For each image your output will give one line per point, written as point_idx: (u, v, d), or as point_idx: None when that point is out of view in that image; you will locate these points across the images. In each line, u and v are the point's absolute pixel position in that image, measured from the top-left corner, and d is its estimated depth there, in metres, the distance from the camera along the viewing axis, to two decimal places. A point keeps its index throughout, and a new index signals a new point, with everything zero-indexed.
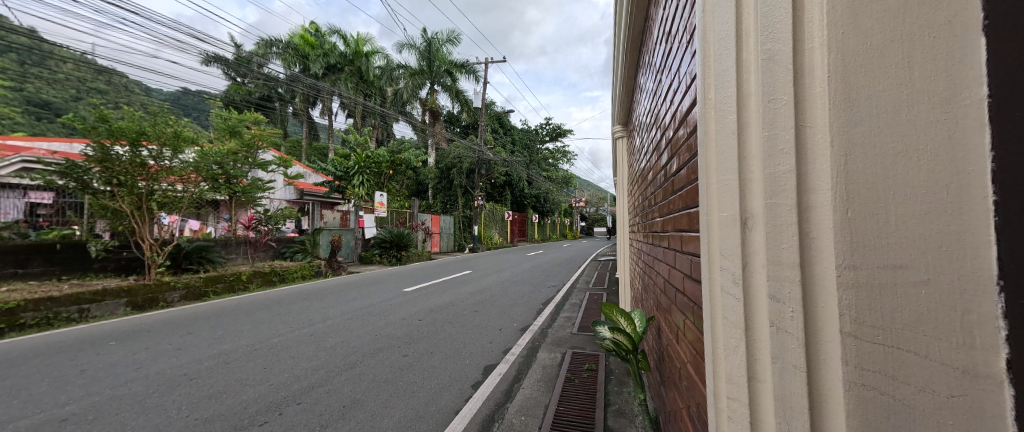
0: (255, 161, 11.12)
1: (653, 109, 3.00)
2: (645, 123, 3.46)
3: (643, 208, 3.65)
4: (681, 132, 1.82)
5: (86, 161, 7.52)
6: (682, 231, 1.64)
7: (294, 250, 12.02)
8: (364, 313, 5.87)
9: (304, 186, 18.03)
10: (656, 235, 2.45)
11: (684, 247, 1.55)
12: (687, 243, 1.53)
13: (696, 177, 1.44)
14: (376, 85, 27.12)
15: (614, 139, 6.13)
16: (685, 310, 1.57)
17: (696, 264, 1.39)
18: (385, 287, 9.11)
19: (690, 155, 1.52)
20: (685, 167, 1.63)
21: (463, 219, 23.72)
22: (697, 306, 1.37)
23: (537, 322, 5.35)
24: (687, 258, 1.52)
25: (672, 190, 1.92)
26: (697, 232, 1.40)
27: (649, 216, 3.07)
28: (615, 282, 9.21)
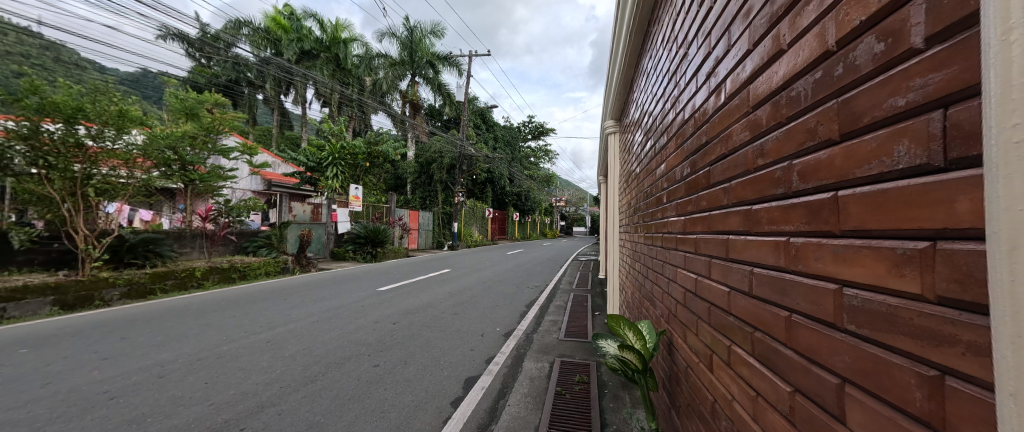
0: (215, 146, 10.21)
1: (660, 98, 2.78)
2: (649, 114, 3.23)
3: (640, 210, 3.47)
4: (721, 108, 1.57)
5: (7, 137, 6.58)
6: (732, 234, 1.44)
7: (258, 245, 11.12)
8: (332, 315, 5.35)
9: (273, 177, 16.96)
10: (669, 235, 2.22)
11: (743, 254, 1.36)
12: (745, 251, 1.35)
13: (772, 163, 1.20)
14: (354, 74, 25.96)
15: (605, 135, 5.92)
16: (737, 330, 1.37)
17: (767, 278, 1.22)
18: (358, 285, 8.54)
19: (760, 131, 1.26)
20: (745, 147, 1.39)
21: (442, 215, 23.12)
22: (768, 329, 1.19)
23: (521, 327, 5.03)
24: (746, 269, 1.34)
25: (709, 180, 1.67)
26: (769, 239, 1.20)
27: (651, 217, 2.88)
28: (598, 283, 9.04)
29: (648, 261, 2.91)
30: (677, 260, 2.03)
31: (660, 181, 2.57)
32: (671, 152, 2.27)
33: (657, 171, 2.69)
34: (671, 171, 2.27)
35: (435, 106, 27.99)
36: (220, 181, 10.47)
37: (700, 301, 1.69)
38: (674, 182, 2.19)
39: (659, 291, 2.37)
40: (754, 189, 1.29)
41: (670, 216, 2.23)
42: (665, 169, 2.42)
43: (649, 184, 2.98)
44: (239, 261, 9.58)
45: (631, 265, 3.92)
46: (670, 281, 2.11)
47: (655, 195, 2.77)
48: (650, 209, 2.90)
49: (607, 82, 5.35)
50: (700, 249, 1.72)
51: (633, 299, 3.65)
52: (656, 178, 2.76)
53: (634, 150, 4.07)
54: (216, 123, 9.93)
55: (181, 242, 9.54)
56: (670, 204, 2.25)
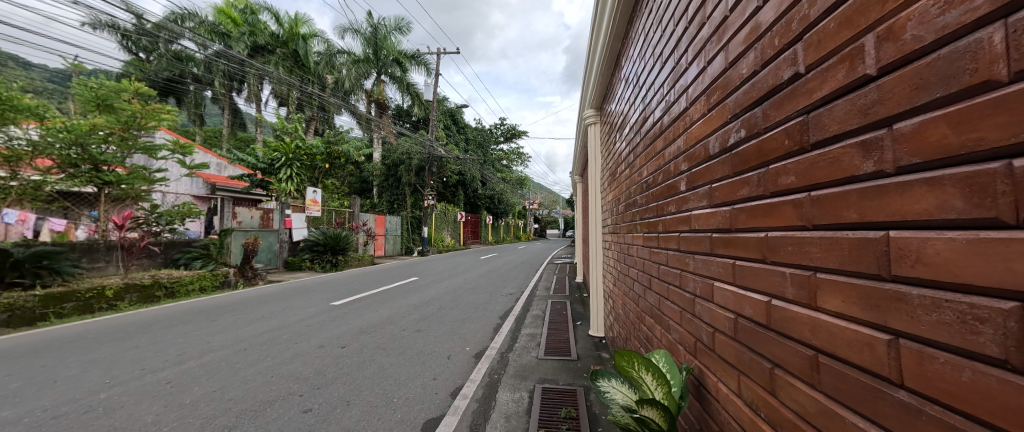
0: (138, 144, 8.65)
1: (660, 67, 2.27)
2: (642, 91, 2.71)
3: (632, 205, 3.01)
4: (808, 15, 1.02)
5: None
6: (934, 229, 0.68)
7: (193, 256, 9.58)
8: (267, 339, 4.45)
9: (219, 180, 15.30)
10: (695, 240, 1.74)
11: (977, 283, 0.61)
12: (972, 271, 0.62)
13: None
14: (314, 71, 24.30)
15: (584, 126, 5.40)
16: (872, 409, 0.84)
17: None
18: (311, 298, 7.55)
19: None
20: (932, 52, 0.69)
21: (411, 219, 21.99)
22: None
23: (495, 344, 4.38)
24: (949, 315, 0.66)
25: (806, 140, 1.04)
26: None
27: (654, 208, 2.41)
28: (576, 288, 8.55)
29: (648, 264, 2.48)
30: (712, 270, 1.58)
31: (671, 164, 2.07)
32: (693, 120, 1.78)
33: (664, 151, 2.20)
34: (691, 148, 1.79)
35: (403, 107, 26.76)
36: (146, 184, 9.03)
37: (770, 338, 1.21)
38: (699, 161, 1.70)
39: (676, 306, 1.98)
40: (991, 120, 0.58)
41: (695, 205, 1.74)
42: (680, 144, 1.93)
43: (649, 172, 2.51)
44: (165, 275, 8.20)
45: (620, 269, 3.48)
46: (699, 300, 1.68)
47: (659, 183, 2.29)
48: (652, 202, 2.46)
49: (585, 68, 4.87)
50: (772, 263, 1.20)
51: (626, 313, 3.17)
52: (661, 160, 2.26)
53: (619, 138, 3.61)
54: (139, 115, 8.45)
55: (89, 255, 8.04)
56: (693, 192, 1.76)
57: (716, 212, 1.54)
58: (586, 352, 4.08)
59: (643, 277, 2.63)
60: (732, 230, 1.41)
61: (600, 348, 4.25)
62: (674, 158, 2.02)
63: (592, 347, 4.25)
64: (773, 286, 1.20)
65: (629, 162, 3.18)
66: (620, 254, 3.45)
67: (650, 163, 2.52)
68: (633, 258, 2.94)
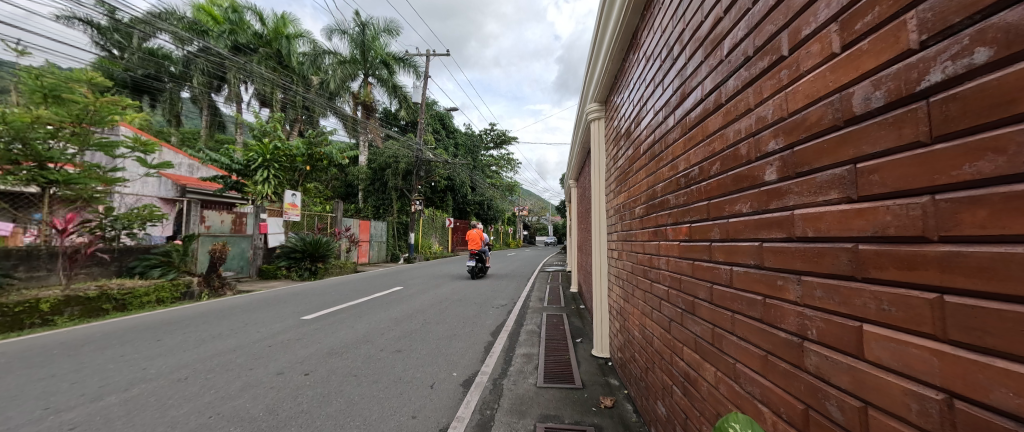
0: (91, 141, 7.78)
1: (717, 28, 1.80)
2: (681, 64, 2.21)
3: (656, 207, 2.60)
4: None
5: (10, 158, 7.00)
6: None
7: (150, 265, 8.64)
8: (218, 364, 3.77)
9: (189, 182, 14.32)
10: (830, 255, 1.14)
11: None
12: None
13: None
14: (299, 72, 23.48)
15: (586, 121, 4.90)
16: None
17: None
18: (282, 311, 6.83)
19: None
20: None
21: (398, 225, 21.32)
22: None
23: (487, 369, 3.81)
24: None
25: None
26: None
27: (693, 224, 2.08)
28: (570, 299, 8.05)
29: (686, 281, 2.13)
30: (799, 326, 1.27)
31: (737, 162, 1.67)
32: (786, 103, 1.33)
33: (721, 134, 1.80)
34: (774, 147, 1.41)
35: (391, 110, 26.09)
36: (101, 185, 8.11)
37: None
38: (787, 175, 1.34)
39: (729, 353, 1.68)
40: None
41: (771, 237, 1.42)
42: (747, 147, 1.60)
43: (694, 162, 2.08)
44: (116, 285, 7.31)
45: (634, 283, 3.03)
46: (772, 358, 1.39)
47: (709, 186, 1.91)
48: (694, 206, 2.08)
49: (589, 55, 4.37)
50: (957, 345, 0.78)
51: (647, 341, 2.65)
52: (714, 154, 1.87)
53: (631, 133, 3.20)
54: (91, 109, 7.50)
55: (27, 263, 7.06)
56: (769, 216, 1.44)
57: (821, 250, 1.17)
58: (590, 378, 3.55)
59: (676, 298, 2.25)
60: (858, 279, 1.04)
61: (607, 372, 3.72)
62: (740, 149, 1.64)
63: (598, 371, 3.73)
64: (967, 387, 0.76)
65: (650, 155, 2.73)
66: (636, 265, 2.97)
67: (696, 150, 2.07)
68: (659, 273, 2.51)
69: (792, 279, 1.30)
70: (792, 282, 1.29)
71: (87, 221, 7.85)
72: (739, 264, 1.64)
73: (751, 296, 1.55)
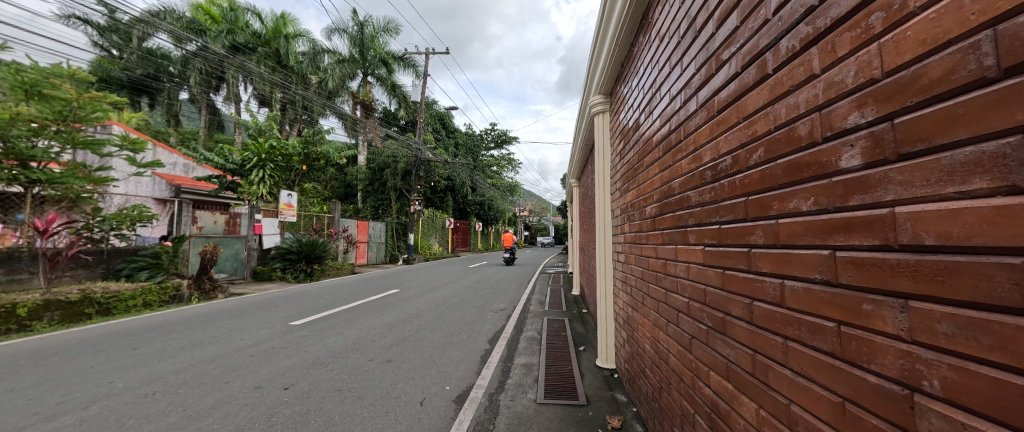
0: (75, 137, 7.52)
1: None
2: (706, 40, 1.91)
3: (671, 205, 2.29)
4: None
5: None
6: None
7: (138, 267, 8.38)
8: (192, 376, 3.49)
9: (184, 182, 14.10)
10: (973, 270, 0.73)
11: None
12: None
13: None
14: (297, 71, 23.20)
15: (589, 115, 4.62)
16: None
17: None
18: (272, 315, 6.57)
19: None
20: None
21: (397, 225, 21.01)
22: None
23: (483, 382, 3.52)
24: None
25: None
26: None
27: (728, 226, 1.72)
28: (573, 303, 7.74)
29: (716, 294, 1.81)
30: (903, 373, 0.92)
31: (796, 146, 1.31)
32: (881, 61, 0.97)
33: (771, 112, 1.44)
34: (857, 125, 1.06)
35: (391, 110, 25.84)
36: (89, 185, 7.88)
37: None
38: (871, 161, 1.00)
39: (781, 391, 1.35)
40: None
41: (853, 244, 1.07)
42: (810, 125, 1.24)
43: (727, 150, 1.74)
44: (99, 288, 7.01)
45: (644, 290, 2.72)
46: (854, 408, 1.05)
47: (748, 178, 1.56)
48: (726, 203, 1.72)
49: (592, 44, 4.09)
50: None
51: (662, 357, 2.34)
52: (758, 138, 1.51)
53: (641, 124, 2.89)
54: (75, 105, 7.29)
55: (7, 265, 6.82)
56: (850, 215, 1.07)
57: (955, 264, 0.77)
58: (595, 393, 3.26)
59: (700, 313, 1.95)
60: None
61: (613, 385, 3.42)
62: (798, 128, 1.29)
63: (603, 385, 3.43)
64: None
65: (665, 147, 2.42)
66: (647, 271, 2.67)
67: (729, 136, 1.74)
68: (677, 281, 2.19)
69: (891, 305, 0.95)
70: (892, 310, 0.94)
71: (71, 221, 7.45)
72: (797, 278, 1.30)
73: (815, 322, 1.21)
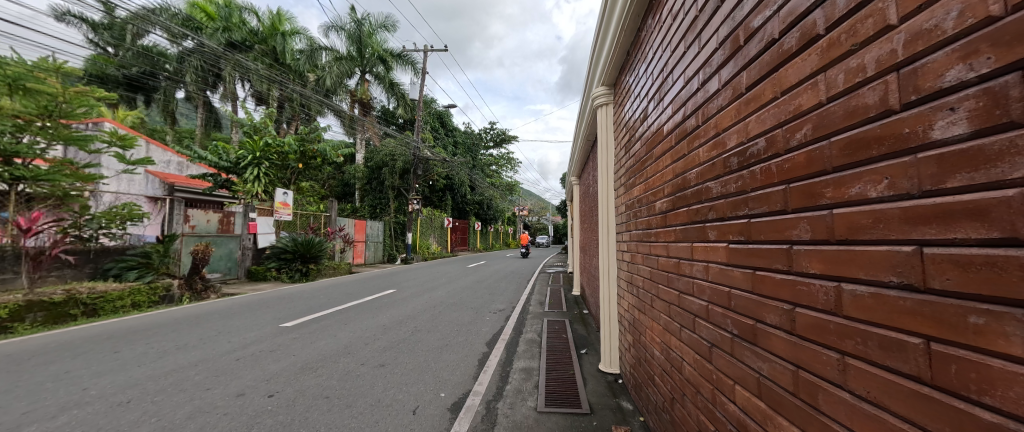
0: (61, 133, 7.28)
1: None
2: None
3: (687, 198, 1.82)
4: None
5: None
6: None
7: (127, 267, 8.15)
8: (171, 383, 3.30)
9: (179, 180, 13.87)
10: None
11: None
12: None
13: None
14: (295, 68, 22.88)
15: (592, 108, 4.39)
16: None
17: None
18: (264, 316, 6.36)
19: None
20: None
21: (395, 225, 20.77)
22: None
23: (480, 388, 3.34)
24: None
25: None
26: None
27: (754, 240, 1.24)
28: (573, 303, 7.56)
29: (740, 299, 1.32)
30: None
31: (855, 123, 0.83)
32: None
33: (819, 82, 0.94)
34: (972, 82, 0.59)
35: (390, 108, 25.56)
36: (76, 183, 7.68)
37: None
38: (986, 132, 0.56)
39: (836, 419, 0.88)
40: None
41: (951, 239, 0.62)
42: (882, 93, 0.75)
43: (759, 132, 1.20)
44: (86, 289, 6.79)
45: (654, 292, 2.44)
46: None
47: (783, 165, 1.08)
48: (751, 195, 1.24)
49: (596, 33, 3.86)
50: None
51: (674, 369, 2.06)
52: (798, 116, 1.02)
53: (649, 113, 2.57)
54: (62, 100, 7.06)
55: None
56: (948, 201, 0.62)
57: None
58: (599, 401, 3.07)
59: (721, 319, 1.47)
60: None
61: (619, 393, 3.22)
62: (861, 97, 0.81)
63: (607, 392, 3.24)
64: None
65: (681, 133, 1.89)
66: (656, 272, 2.39)
67: (764, 114, 1.19)
68: (693, 283, 1.75)
69: (1017, 319, 0.52)
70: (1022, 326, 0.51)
71: (58, 219, 7.23)
72: (848, 281, 0.85)
73: (888, 336, 0.74)
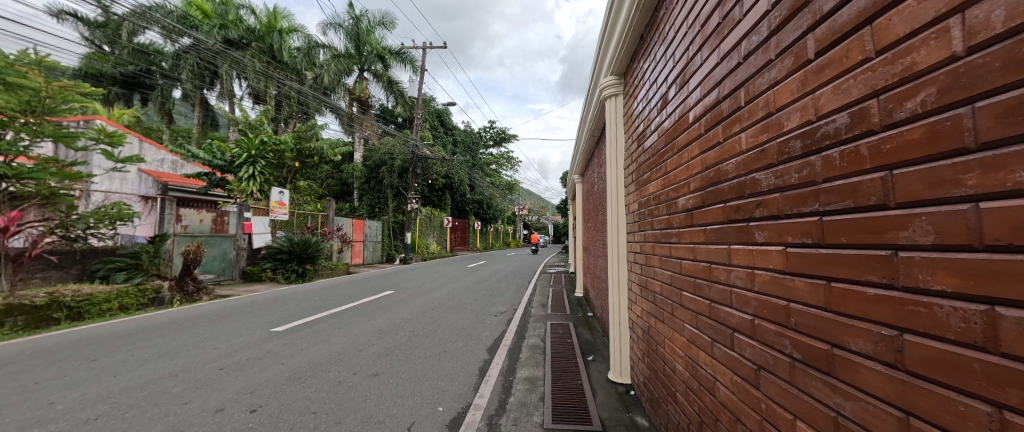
0: (46, 129, 6.99)
1: None
2: None
3: (722, 194, 1.56)
4: None
5: None
6: None
7: (115, 268, 7.97)
8: (147, 396, 3.05)
9: (172, 179, 13.56)
10: None
11: None
12: None
13: None
14: (291, 65, 22.48)
15: (600, 100, 4.13)
16: None
17: None
18: (255, 319, 6.09)
19: None
20: None
21: (393, 224, 20.42)
22: None
23: (481, 401, 3.08)
24: None
25: None
26: None
27: (829, 245, 0.98)
28: (577, 306, 7.29)
29: (805, 315, 1.07)
30: None
31: (1023, 78, 0.57)
32: None
33: (951, 26, 0.68)
34: None
35: (388, 106, 25.19)
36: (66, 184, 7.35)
37: None
38: None
39: None
40: None
41: None
42: None
43: (840, 105, 0.93)
44: (70, 292, 6.52)
45: (675, 299, 2.20)
46: None
47: (883, 146, 0.81)
48: (824, 187, 0.99)
49: (604, 18, 3.59)
50: None
51: (702, 389, 1.81)
52: (906, 80, 0.76)
53: (669, 100, 2.31)
54: (45, 95, 6.77)
55: None
56: None
57: None
58: (611, 416, 2.81)
59: (772, 337, 1.23)
60: None
61: (632, 406, 2.97)
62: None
63: (619, 406, 2.99)
64: None
65: (714, 118, 1.63)
66: (678, 277, 2.13)
67: (846, 83, 0.92)
68: (731, 292, 1.50)
69: None
70: None
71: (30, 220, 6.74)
72: (1007, 306, 0.58)
73: None
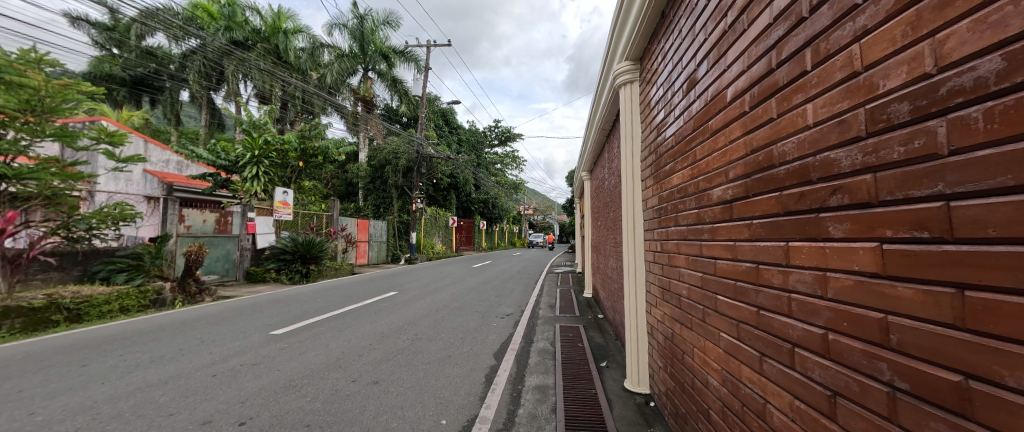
0: (46, 129, 6.87)
1: None
2: None
3: (777, 180, 1.30)
4: None
5: None
6: None
7: (117, 269, 7.93)
8: (131, 406, 2.86)
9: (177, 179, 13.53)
10: None
11: None
12: None
13: None
14: (296, 66, 22.44)
15: (613, 88, 3.87)
16: None
17: None
18: (255, 321, 5.92)
19: None
20: None
21: (398, 224, 20.30)
22: None
23: (488, 413, 2.85)
24: None
25: None
26: None
27: (962, 241, 0.71)
28: (586, 307, 7.02)
29: (917, 333, 0.81)
30: None
31: None
32: None
33: None
34: None
35: (393, 106, 25.04)
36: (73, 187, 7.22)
37: None
38: None
39: None
40: None
41: None
42: None
43: (987, 45, 0.66)
44: (69, 293, 6.40)
45: (707, 304, 1.94)
46: None
47: None
48: (950, 161, 0.73)
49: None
50: None
51: (747, 413, 1.54)
52: None
53: (698, 79, 2.05)
54: (45, 94, 6.66)
55: None
56: None
57: None
58: None
59: (858, 359, 0.97)
60: None
61: (653, 420, 2.71)
62: None
63: (639, 420, 2.73)
64: None
65: (765, 89, 1.38)
66: (711, 278, 1.87)
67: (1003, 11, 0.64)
68: (791, 298, 1.24)
69: None
70: None
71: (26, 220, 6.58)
72: None
73: None
